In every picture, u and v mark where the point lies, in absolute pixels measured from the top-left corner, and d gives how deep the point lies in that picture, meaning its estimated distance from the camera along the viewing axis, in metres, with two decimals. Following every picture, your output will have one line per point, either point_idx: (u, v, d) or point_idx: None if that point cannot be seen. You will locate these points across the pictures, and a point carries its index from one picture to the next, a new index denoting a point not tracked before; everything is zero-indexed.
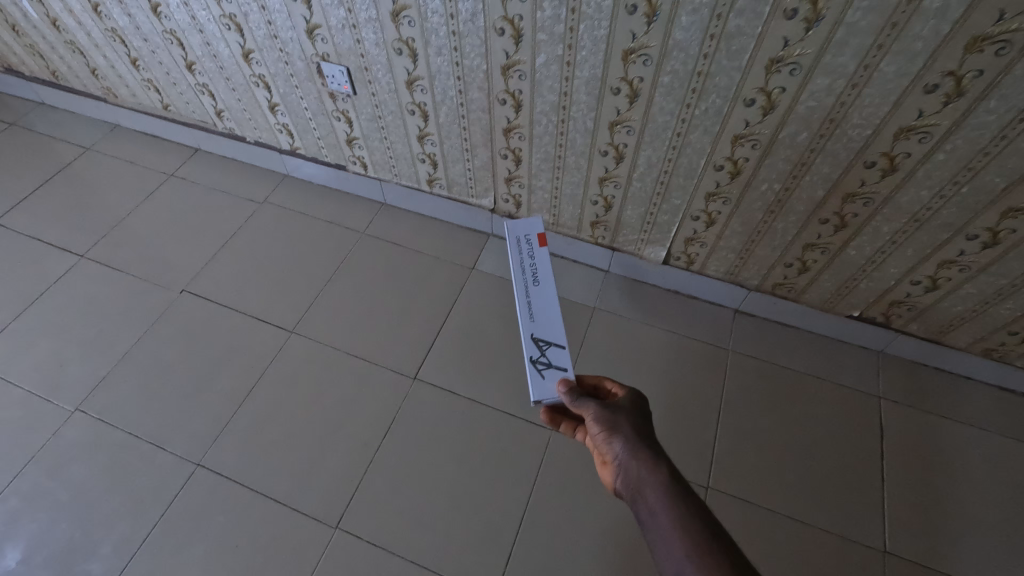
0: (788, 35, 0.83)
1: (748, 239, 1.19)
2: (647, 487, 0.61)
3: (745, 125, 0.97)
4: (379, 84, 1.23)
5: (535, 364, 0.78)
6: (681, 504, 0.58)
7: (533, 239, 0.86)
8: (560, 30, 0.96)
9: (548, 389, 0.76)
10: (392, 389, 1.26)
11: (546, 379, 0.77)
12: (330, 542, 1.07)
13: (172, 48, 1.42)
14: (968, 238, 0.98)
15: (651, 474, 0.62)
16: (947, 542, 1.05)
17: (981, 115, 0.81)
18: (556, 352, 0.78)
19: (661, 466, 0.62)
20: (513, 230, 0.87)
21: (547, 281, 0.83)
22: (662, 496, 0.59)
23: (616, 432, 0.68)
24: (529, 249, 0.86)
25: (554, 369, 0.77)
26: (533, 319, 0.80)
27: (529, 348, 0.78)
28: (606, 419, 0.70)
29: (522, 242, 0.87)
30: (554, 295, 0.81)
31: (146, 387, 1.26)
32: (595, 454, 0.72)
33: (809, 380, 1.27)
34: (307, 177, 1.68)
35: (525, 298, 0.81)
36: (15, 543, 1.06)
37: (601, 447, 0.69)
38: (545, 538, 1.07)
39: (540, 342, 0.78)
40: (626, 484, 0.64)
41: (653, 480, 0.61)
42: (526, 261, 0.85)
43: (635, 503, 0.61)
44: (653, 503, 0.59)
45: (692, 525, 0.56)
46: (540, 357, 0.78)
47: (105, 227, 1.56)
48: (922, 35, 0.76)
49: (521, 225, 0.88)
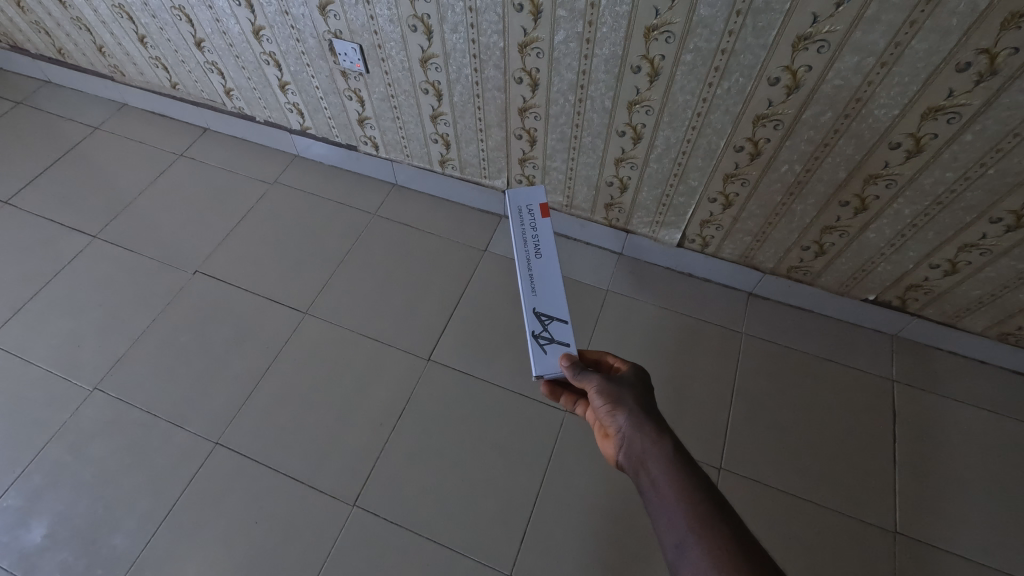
0: (817, 11, 0.81)
1: (765, 221, 1.18)
2: (650, 460, 0.61)
3: (768, 104, 0.96)
4: (392, 62, 1.21)
5: (536, 340, 0.77)
6: (683, 476, 0.58)
7: (535, 209, 0.83)
8: (581, 6, 0.94)
9: (550, 364, 0.76)
10: (406, 370, 1.27)
11: (548, 355, 0.76)
12: (348, 519, 1.08)
13: (181, 25, 1.40)
14: (992, 221, 0.97)
15: (654, 446, 0.62)
16: (957, 523, 1.07)
17: (1013, 94, 0.79)
18: (558, 328, 0.77)
19: (665, 439, 0.63)
20: (513, 199, 0.84)
21: (550, 254, 0.81)
22: (665, 468, 0.59)
23: (620, 405, 0.68)
24: (531, 220, 0.83)
25: (555, 345, 0.76)
26: (535, 293, 0.79)
27: (530, 322, 0.77)
28: (610, 392, 0.70)
29: (524, 212, 0.84)
30: (555, 268, 0.79)
31: (162, 367, 1.27)
32: (598, 427, 0.72)
33: (821, 363, 1.27)
34: (317, 158, 1.67)
35: (527, 271, 0.79)
36: (40, 518, 1.08)
37: (604, 420, 0.69)
38: (560, 516, 1.09)
39: (542, 317, 0.77)
40: (628, 457, 0.64)
41: (656, 453, 0.62)
42: (527, 231, 0.82)
43: (637, 475, 0.62)
44: (655, 475, 0.60)
45: (696, 498, 0.56)
46: (542, 333, 0.77)
47: (116, 208, 1.56)
48: (958, 11, 0.74)
49: (521, 193, 0.84)
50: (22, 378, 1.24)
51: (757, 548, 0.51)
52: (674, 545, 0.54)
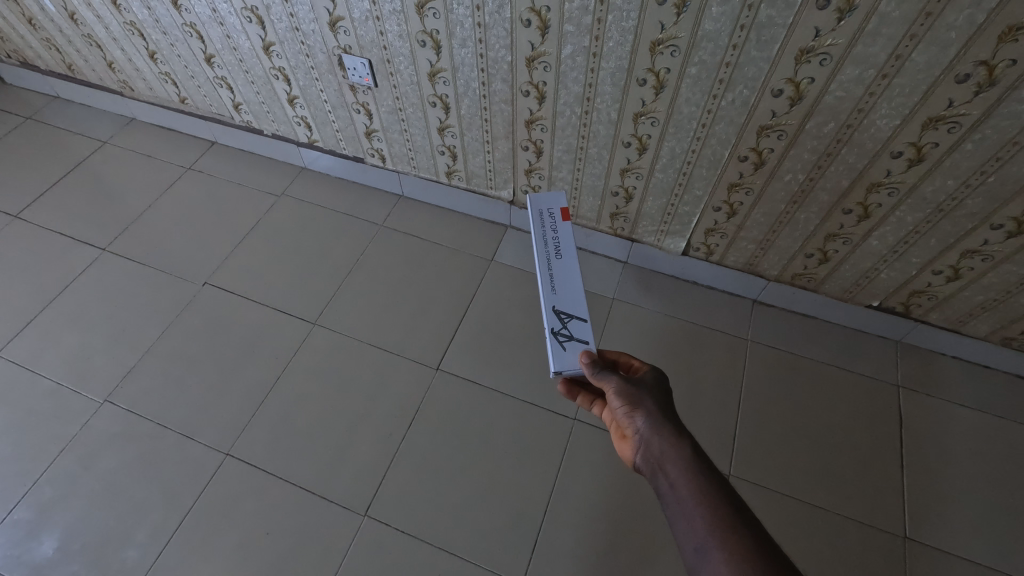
0: (819, 25, 0.83)
1: (769, 229, 1.20)
2: (669, 461, 0.62)
3: (771, 116, 0.98)
4: (401, 76, 1.24)
5: (556, 336, 0.78)
6: (702, 479, 0.59)
7: (556, 213, 0.85)
8: (588, 22, 0.97)
9: (568, 360, 0.77)
10: (414, 380, 1.27)
11: (567, 351, 0.77)
12: (359, 529, 1.09)
13: (191, 41, 1.42)
14: (993, 228, 0.98)
15: (673, 449, 0.63)
16: (966, 528, 1.07)
17: (1012, 104, 0.82)
18: (577, 326, 0.78)
19: (683, 441, 0.64)
20: (536, 203, 0.86)
21: (570, 254, 0.82)
22: (684, 471, 0.60)
23: (639, 406, 0.69)
24: (551, 222, 0.85)
25: (575, 342, 0.78)
26: (554, 292, 0.79)
27: (550, 320, 0.78)
28: (628, 392, 0.71)
29: (545, 215, 0.86)
30: (576, 268, 0.81)
31: (172, 379, 1.28)
32: (614, 428, 0.73)
33: (827, 369, 1.28)
34: (323, 170, 1.69)
35: (547, 270, 0.81)
36: (52, 531, 1.08)
37: (622, 421, 0.70)
38: (571, 525, 1.09)
39: (561, 314, 0.78)
40: (647, 458, 0.65)
41: (674, 456, 0.62)
42: (548, 234, 0.84)
43: (655, 477, 0.63)
44: (674, 478, 0.60)
45: (715, 501, 0.57)
46: (562, 330, 0.78)
47: (125, 221, 1.57)
48: (956, 25, 0.76)
49: (543, 198, 0.87)
50: (32, 391, 1.25)
51: (777, 548, 0.52)
52: (693, 549, 0.54)
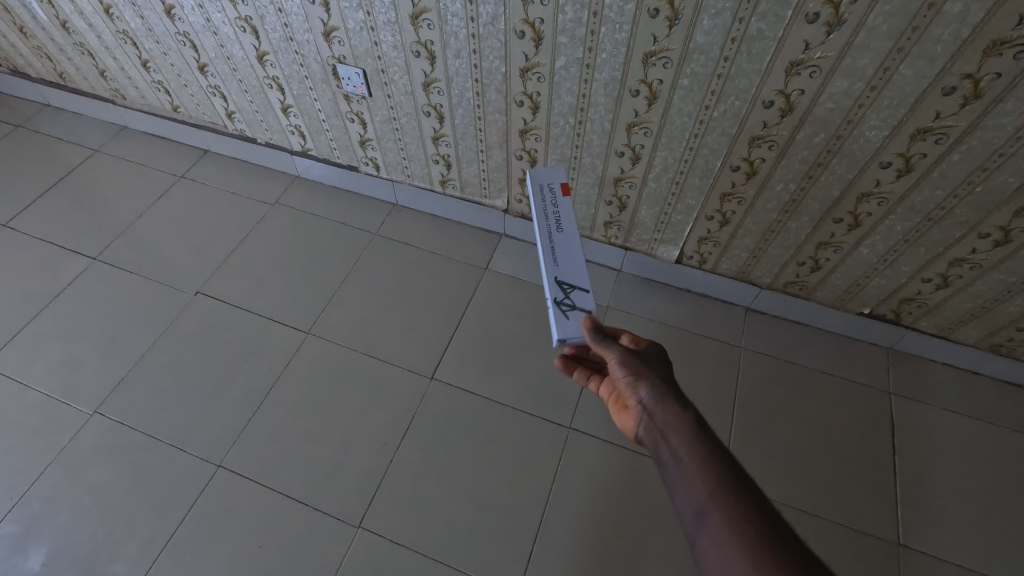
0: (809, 38, 0.84)
1: (761, 237, 1.21)
2: (671, 430, 0.61)
3: (763, 126, 0.99)
4: (395, 86, 1.24)
5: (558, 305, 0.79)
6: (705, 447, 0.58)
7: (556, 189, 0.91)
8: (581, 33, 0.98)
9: (571, 329, 0.77)
10: (409, 390, 1.27)
11: (569, 320, 0.78)
12: (353, 541, 1.08)
13: (185, 50, 1.42)
14: (981, 237, 1.00)
15: (676, 418, 0.63)
16: (959, 534, 1.08)
17: (998, 116, 0.83)
18: (579, 296, 0.80)
19: (686, 411, 0.63)
20: (537, 180, 0.92)
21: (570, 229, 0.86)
22: (685, 438, 0.60)
23: (642, 377, 0.69)
24: (552, 198, 0.90)
25: (577, 311, 0.78)
26: (556, 262, 0.82)
27: (553, 290, 0.79)
28: (633, 363, 0.71)
29: (545, 190, 0.91)
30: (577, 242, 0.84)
31: (164, 390, 1.27)
32: (616, 400, 0.73)
33: (819, 376, 1.29)
34: (317, 178, 1.68)
35: (548, 242, 0.84)
36: (39, 546, 1.06)
37: (625, 393, 0.70)
38: (566, 535, 1.08)
39: (563, 283, 0.80)
40: (649, 427, 0.64)
41: (676, 425, 0.62)
42: (549, 208, 0.88)
43: (656, 445, 0.62)
44: (676, 446, 0.60)
45: (716, 468, 0.56)
46: (563, 299, 0.79)
47: (116, 230, 1.56)
48: (942, 39, 0.78)
49: (544, 175, 0.93)
50: (20, 402, 1.23)
51: (778, 514, 0.51)
52: (692, 515, 0.54)
